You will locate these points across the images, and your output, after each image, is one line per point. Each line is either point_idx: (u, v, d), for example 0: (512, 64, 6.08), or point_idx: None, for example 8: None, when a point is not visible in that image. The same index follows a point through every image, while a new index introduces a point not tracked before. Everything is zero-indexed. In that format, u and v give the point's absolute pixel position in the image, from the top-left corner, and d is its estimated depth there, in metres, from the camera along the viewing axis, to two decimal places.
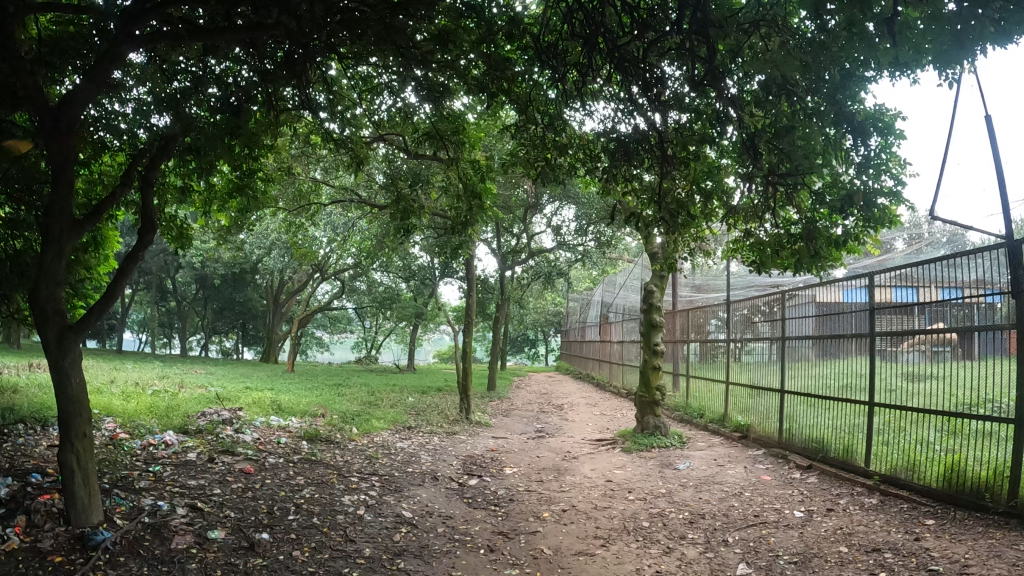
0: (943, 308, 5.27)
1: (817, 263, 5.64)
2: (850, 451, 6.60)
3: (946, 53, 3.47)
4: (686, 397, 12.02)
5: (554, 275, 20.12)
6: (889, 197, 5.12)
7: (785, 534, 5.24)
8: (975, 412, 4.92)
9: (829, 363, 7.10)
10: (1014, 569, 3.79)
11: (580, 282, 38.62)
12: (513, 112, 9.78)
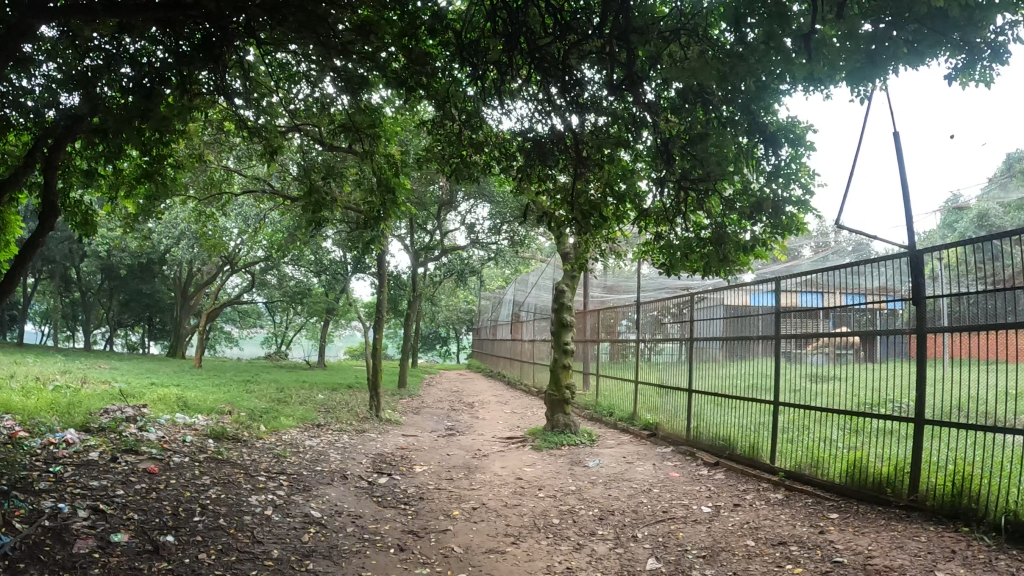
0: (847, 313, 5.61)
1: (725, 267, 5.89)
2: (756, 449, 6.88)
3: (860, 70, 3.90)
4: (595, 396, 12.27)
5: (467, 273, 20.13)
6: (797, 206, 5.36)
7: (693, 529, 5.42)
8: (877, 411, 5.21)
9: (736, 364, 7.38)
10: (915, 558, 4.03)
11: (493, 281, 38.86)
12: (429, 108, 9.73)
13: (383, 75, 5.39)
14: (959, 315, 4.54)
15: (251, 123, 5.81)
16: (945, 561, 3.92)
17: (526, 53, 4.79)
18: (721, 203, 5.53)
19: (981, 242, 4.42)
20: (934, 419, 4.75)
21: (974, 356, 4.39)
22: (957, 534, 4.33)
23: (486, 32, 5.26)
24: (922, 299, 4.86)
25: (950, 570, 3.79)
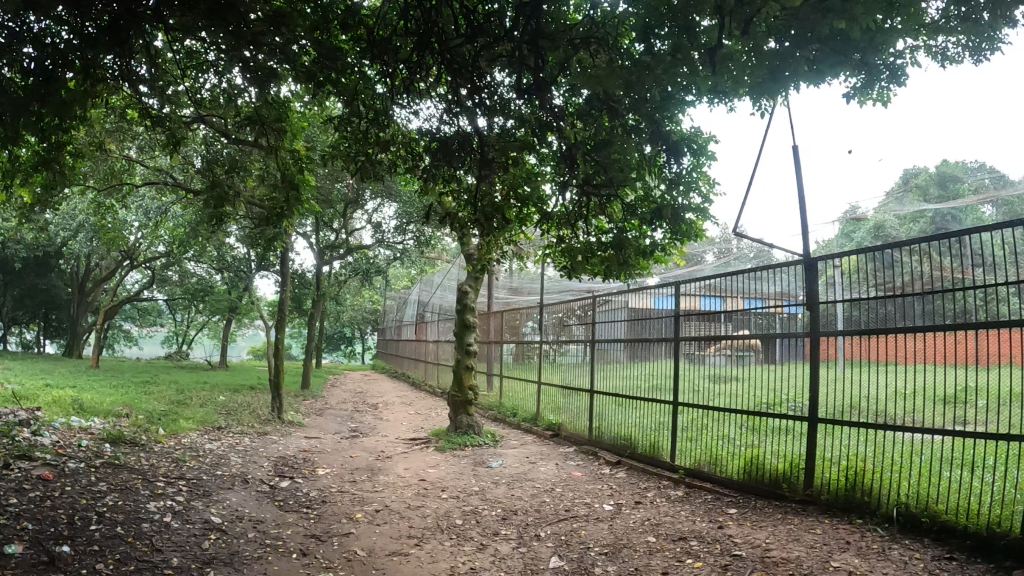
0: (747, 317, 5.86)
1: (626, 270, 6.06)
2: (656, 447, 7.10)
3: (761, 85, 4.11)
4: (499, 397, 12.36)
5: (372, 273, 19.85)
6: (696, 213, 5.59)
7: (596, 526, 5.54)
8: (774, 411, 5.47)
9: (637, 365, 7.58)
10: (812, 550, 4.25)
11: (397, 280, 38.50)
12: (336, 104, 9.54)
13: (292, 69, 5.24)
14: (856, 319, 4.82)
15: (155, 112, 5.55)
16: (841, 551, 4.15)
17: (435, 53, 4.78)
18: (624, 209, 5.70)
19: (876, 251, 4.70)
20: (830, 418, 5.02)
21: (869, 358, 4.67)
22: (851, 526, 4.59)
23: (398, 31, 5.19)
24: (821, 304, 5.13)
25: (845, 560, 4.01)
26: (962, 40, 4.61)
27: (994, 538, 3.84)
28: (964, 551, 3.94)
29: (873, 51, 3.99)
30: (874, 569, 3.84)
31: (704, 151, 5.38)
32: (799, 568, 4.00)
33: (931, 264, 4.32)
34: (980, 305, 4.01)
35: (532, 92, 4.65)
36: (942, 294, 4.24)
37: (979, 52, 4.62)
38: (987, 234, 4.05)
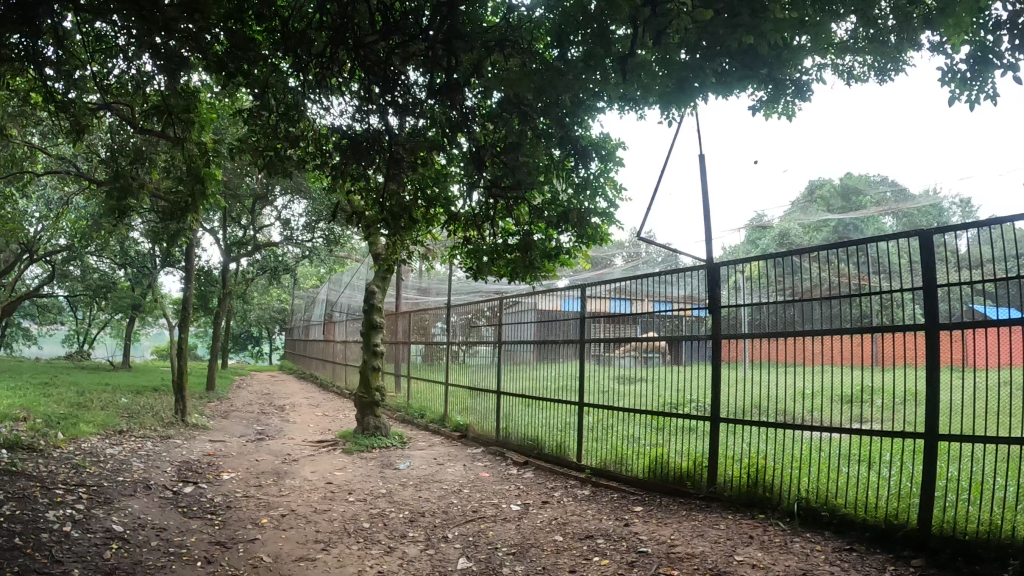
0: (654, 319, 5.98)
1: (532, 273, 6.09)
2: (563, 448, 7.20)
3: (669, 94, 4.29)
4: (406, 398, 12.27)
5: (280, 271, 19.35)
6: (601, 217, 5.76)
7: (503, 526, 5.58)
8: (679, 411, 5.62)
9: (545, 366, 7.64)
10: (716, 545, 4.39)
11: (305, 279, 37.64)
12: (246, 97, 9.27)
13: (203, 57, 5.01)
14: (760, 322, 5.01)
15: (58, 97, 5.23)
16: (744, 546, 4.31)
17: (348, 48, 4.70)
18: (530, 211, 5.66)
19: (780, 257, 4.90)
20: (733, 417, 5.20)
21: (770, 359, 4.85)
22: (754, 521, 4.78)
23: (313, 24, 5.06)
24: (725, 308, 5.30)
25: (748, 553, 4.17)
26: (868, 62, 4.92)
27: (892, 529, 4.10)
28: (864, 543, 4.18)
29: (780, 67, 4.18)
30: (776, 562, 4.01)
31: (611, 156, 5.64)
32: (703, 563, 4.13)
33: (834, 270, 4.55)
34: (878, 310, 4.26)
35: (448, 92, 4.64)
36: (842, 299, 4.47)
37: (885, 73, 4.93)
38: (885, 243, 4.30)
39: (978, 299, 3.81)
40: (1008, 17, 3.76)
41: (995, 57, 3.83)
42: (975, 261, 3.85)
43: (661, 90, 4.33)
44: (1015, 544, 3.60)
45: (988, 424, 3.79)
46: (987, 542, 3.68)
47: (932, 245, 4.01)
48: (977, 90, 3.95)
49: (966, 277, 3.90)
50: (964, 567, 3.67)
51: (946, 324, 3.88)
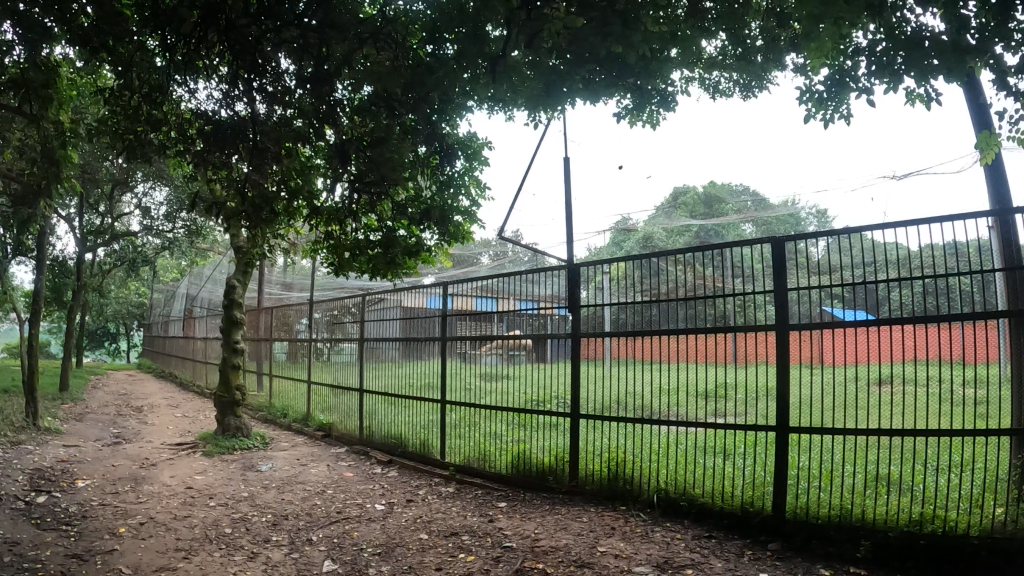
0: (519, 317, 5.84)
1: (393, 270, 6.34)
2: (426, 446, 6.99)
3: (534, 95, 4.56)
4: (270, 397, 11.83)
5: (139, 263, 18.18)
6: (463, 215, 6.06)
7: (368, 527, 5.48)
8: (542, 407, 5.58)
9: (410, 364, 7.25)
10: (579, 537, 4.48)
11: (166, 272, 35.58)
12: (109, 74, 8.65)
13: (66, 29, 4.63)
14: (623, 321, 5.01)
15: None
16: (607, 537, 4.43)
17: (218, 29, 4.48)
18: (394, 208, 5.85)
19: (641, 258, 4.92)
20: (593, 413, 5.17)
21: (633, 356, 4.90)
22: (616, 512, 4.88)
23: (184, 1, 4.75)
24: (586, 307, 5.28)
25: (611, 544, 4.30)
26: (734, 78, 5.23)
27: (749, 516, 4.33)
28: (722, 530, 4.39)
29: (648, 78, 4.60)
30: (637, 552, 4.16)
31: (478, 156, 5.86)
32: (567, 555, 4.21)
33: (694, 273, 4.64)
34: (736, 311, 4.42)
35: (315, 84, 4.59)
36: (701, 300, 4.57)
37: (749, 88, 5.26)
38: (743, 248, 4.45)
39: (831, 303, 4.05)
40: (867, 46, 4.12)
41: (851, 80, 4.16)
42: (826, 267, 4.11)
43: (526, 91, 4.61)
44: (863, 526, 3.92)
45: (840, 417, 4.09)
46: (839, 525, 3.99)
47: (783, 249, 4.26)
48: (832, 109, 4.28)
49: (816, 281, 4.14)
50: (818, 549, 3.98)
51: (800, 325, 4.10)
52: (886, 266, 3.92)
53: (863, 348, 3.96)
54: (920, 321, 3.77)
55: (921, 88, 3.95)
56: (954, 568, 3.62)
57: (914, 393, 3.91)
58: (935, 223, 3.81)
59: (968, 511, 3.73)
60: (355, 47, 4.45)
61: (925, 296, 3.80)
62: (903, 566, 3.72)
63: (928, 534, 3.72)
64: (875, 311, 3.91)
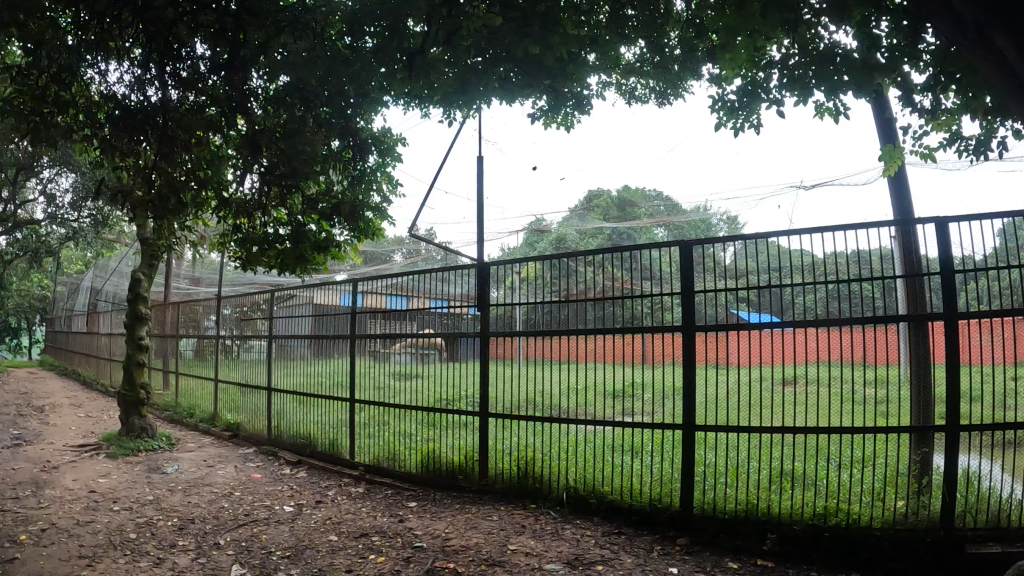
0: (431, 316, 5.79)
1: (302, 266, 6.20)
2: (336, 445, 6.86)
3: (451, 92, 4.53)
4: (177, 396, 11.37)
5: (41, 253, 17.18)
6: (374, 212, 6.07)
7: (277, 529, 5.32)
8: (453, 407, 5.53)
9: (320, 363, 7.08)
10: (489, 536, 4.48)
11: (66, 264, 33.76)
12: (13, 52, 8.14)
13: None
14: (535, 321, 5.04)
15: None
16: (517, 535, 4.45)
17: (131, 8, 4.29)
18: (305, 201, 5.72)
19: (555, 259, 4.95)
20: (503, 412, 5.20)
21: (545, 356, 4.91)
22: (527, 510, 4.91)
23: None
24: (497, 307, 5.26)
25: (521, 542, 4.32)
26: (651, 86, 5.34)
27: (658, 512, 4.43)
28: (632, 526, 4.47)
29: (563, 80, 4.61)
30: (547, 549, 4.19)
31: (391, 152, 5.79)
32: (478, 554, 4.21)
33: (607, 274, 4.71)
34: (648, 312, 4.48)
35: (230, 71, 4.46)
36: (614, 300, 4.65)
37: (665, 96, 5.40)
38: (654, 250, 4.53)
39: (740, 306, 4.18)
40: (779, 59, 4.26)
41: (763, 92, 4.31)
42: (734, 272, 4.22)
43: (444, 90, 4.58)
44: (769, 520, 4.07)
45: (748, 416, 4.25)
46: (746, 519, 4.14)
47: (691, 254, 4.33)
48: (742, 119, 4.42)
49: (724, 284, 4.27)
50: (726, 543, 4.11)
51: (711, 327, 4.21)
52: (795, 271, 4.10)
53: (767, 349, 4.06)
54: (816, 324, 3.95)
55: (830, 103, 4.13)
56: (855, 558, 3.81)
57: (817, 393, 4.10)
58: (838, 231, 4.00)
59: (869, 505, 3.94)
60: (273, 35, 4.29)
61: (833, 300, 4.00)
62: (809, 557, 3.89)
63: (832, 526, 3.90)
64: (780, 313, 4.06)
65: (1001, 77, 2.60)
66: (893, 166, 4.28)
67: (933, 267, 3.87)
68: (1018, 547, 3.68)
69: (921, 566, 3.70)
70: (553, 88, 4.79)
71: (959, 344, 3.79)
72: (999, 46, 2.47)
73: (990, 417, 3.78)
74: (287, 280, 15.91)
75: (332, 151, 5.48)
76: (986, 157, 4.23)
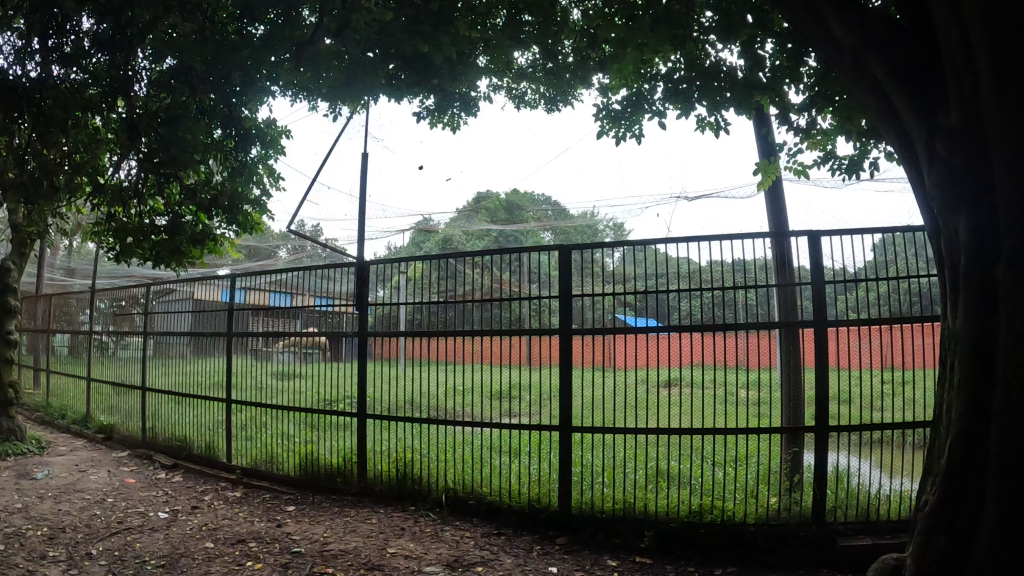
0: (314, 314, 5.60)
1: (179, 259, 5.91)
2: (213, 448, 6.56)
3: (339, 87, 4.43)
4: (47, 396, 10.57)
5: None
6: (254, 206, 5.90)
7: (151, 537, 4.92)
8: (334, 407, 5.43)
9: (196, 361, 6.75)
10: (368, 539, 4.40)
11: None
12: None
13: None
14: (418, 321, 4.96)
15: None
16: (396, 537, 4.39)
17: None
18: (184, 190, 5.47)
19: (440, 259, 4.90)
20: (384, 413, 5.13)
21: (430, 357, 4.86)
22: (406, 513, 4.85)
23: None
24: (381, 306, 5.15)
25: (400, 545, 4.26)
26: (542, 92, 5.41)
27: (536, 511, 4.48)
28: (511, 527, 4.49)
29: (451, 80, 4.60)
30: (426, 551, 4.15)
31: (275, 144, 5.62)
32: (357, 558, 4.11)
33: (491, 276, 4.69)
34: (531, 315, 4.52)
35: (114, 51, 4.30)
36: (498, 302, 4.63)
37: (554, 103, 5.48)
38: (538, 253, 4.55)
39: (623, 310, 4.27)
40: (665, 73, 4.40)
41: (646, 104, 4.46)
42: (620, 277, 4.28)
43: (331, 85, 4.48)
44: (647, 518, 4.19)
45: (627, 416, 4.35)
46: (623, 517, 4.23)
47: (569, 258, 4.39)
48: (625, 129, 4.52)
49: (609, 288, 4.32)
50: (605, 541, 4.19)
51: (593, 330, 4.27)
52: (675, 278, 4.20)
53: (652, 353, 4.20)
54: (696, 330, 4.11)
55: (712, 118, 4.32)
56: (732, 553, 3.97)
57: (694, 396, 4.24)
58: (718, 240, 4.15)
59: (743, 502, 4.12)
60: (162, 14, 4.11)
61: (713, 307, 4.12)
62: (686, 554, 4.02)
63: (707, 523, 4.06)
64: (662, 317, 4.18)
65: (868, 100, 2.75)
66: (768, 180, 4.50)
67: (805, 277, 4.08)
68: (885, 539, 3.94)
69: (795, 558, 3.90)
70: (440, 89, 4.77)
71: (828, 350, 4.04)
72: (874, 73, 2.62)
73: (858, 417, 4.04)
74: (163, 275, 15.16)
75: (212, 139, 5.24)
76: (857, 176, 4.49)
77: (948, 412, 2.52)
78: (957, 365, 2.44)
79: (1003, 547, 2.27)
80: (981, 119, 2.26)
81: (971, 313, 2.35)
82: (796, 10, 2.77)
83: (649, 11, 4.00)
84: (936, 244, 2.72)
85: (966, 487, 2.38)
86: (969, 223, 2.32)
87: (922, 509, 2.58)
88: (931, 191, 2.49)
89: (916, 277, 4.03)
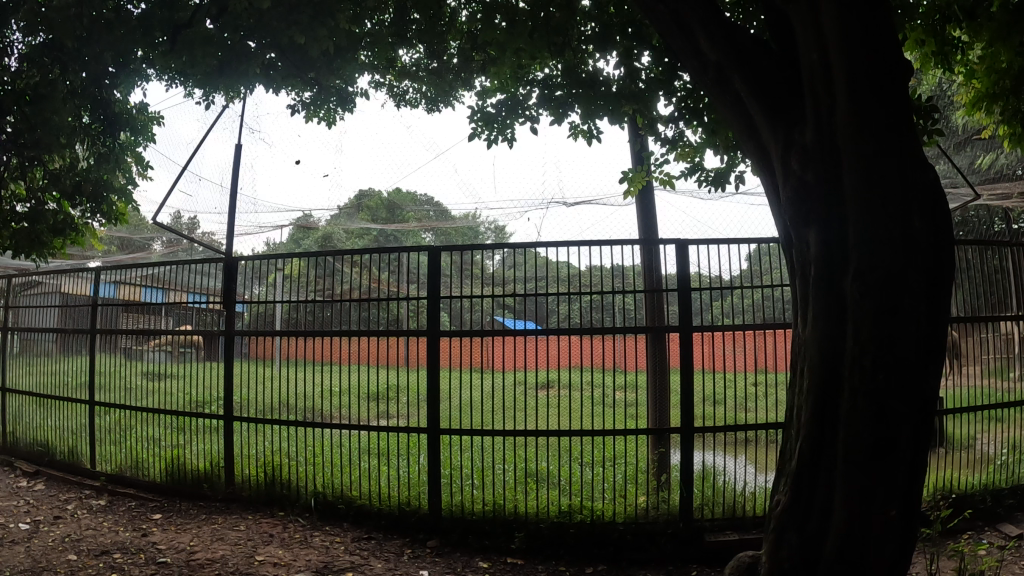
0: (188, 311, 5.33)
1: (38, 249, 5.54)
2: (76, 453, 6.12)
3: (211, 72, 4.28)
4: None
5: None
6: (119, 194, 5.64)
7: (8, 551, 4.49)
8: (204, 410, 5.22)
9: (60, 360, 6.28)
10: (237, 547, 4.23)
11: None
12: None
13: None
14: (294, 320, 4.79)
15: None
16: (265, 545, 4.24)
17: None
18: (46, 174, 5.16)
19: (318, 257, 4.78)
20: (253, 415, 4.94)
21: (305, 357, 4.74)
22: (274, 519, 4.69)
23: None
24: (256, 304, 4.94)
25: (270, 551, 4.12)
26: (423, 91, 5.39)
27: (406, 515, 4.42)
28: (380, 531, 4.42)
29: (328, 73, 4.52)
30: (296, 558, 4.03)
31: (142, 130, 5.37)
32: (224, 566, 3.94)
33: (367, 275, 4.63)
34: (409, 315, 4.45)
35: None
36: (377, 302, 4.56)
37: (435, 103, 5.45)
38: (415, 255, 4.51)
39: (502, 313, 4.30)
40: (542, 79, 4.46)
41: (521, 108, 4.48)
42: (499, 279, 4.30)
43: (206, 71, 4.32)
44: (516, 519, 4.21)
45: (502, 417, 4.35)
46: (493, 519, 4.24)
47: (438, 259, 4.36)
48: (497, 130, 4.49)
49: (487, 290, 4.33)
50: (474, 543, 4.18)
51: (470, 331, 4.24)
52: (553, 281, 4.26)
53: (526, 354, 4.24)
54: (573, 332, 4.18)
55: (586, 125, 4.39)
56: (601, 551, 4.05)
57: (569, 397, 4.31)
58: (597, 245, 4.23)
59: (612, 501, 4.21)
60: None
61: (590, 310, 4.20)
62: (556, 553, 4.07)
63: (576, 523, 4.12)
64: (538, 319, 4.22)
65: (729, 116, 2.88)
66: (635, 188, 4.66)
67: (671, 284, 4.21)
68: (751, 533, 4.11)
69: (664, 554, 4.02)
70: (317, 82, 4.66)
71: (699, 355, 4.21)
72: (736, 88, 2.73)
73: (724, 417, 4.20)
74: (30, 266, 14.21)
75: (80, 122, 4.94)
76: (722, 188, 4.69)
77: (798, 415, 2.65)
78: (806, 370, 2.57)
79: (850, 544, 2.41)
80: (835, 138, 2.40)
81: (821, 323, 2.48)
82: (664, 24, 2.86)
83: (532, 18, 4.07)
84: (789, 255, 2.84)
85: (815, 485, 2.51)
86: (819, 236, 2.45)
87: (775, 508, 2.70)
88: (784, 204, 2.61)
89: (779, 286, 4.28)
